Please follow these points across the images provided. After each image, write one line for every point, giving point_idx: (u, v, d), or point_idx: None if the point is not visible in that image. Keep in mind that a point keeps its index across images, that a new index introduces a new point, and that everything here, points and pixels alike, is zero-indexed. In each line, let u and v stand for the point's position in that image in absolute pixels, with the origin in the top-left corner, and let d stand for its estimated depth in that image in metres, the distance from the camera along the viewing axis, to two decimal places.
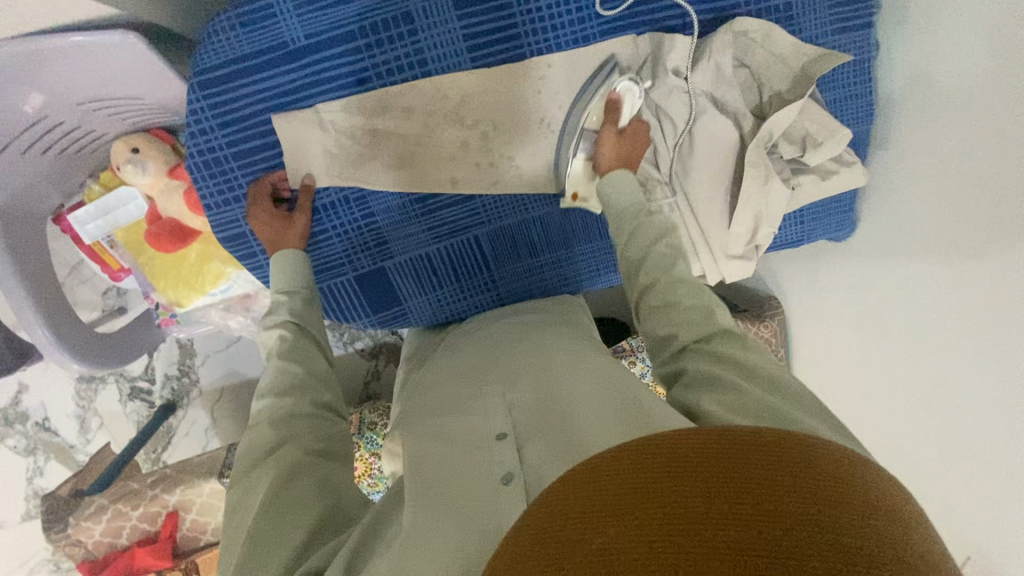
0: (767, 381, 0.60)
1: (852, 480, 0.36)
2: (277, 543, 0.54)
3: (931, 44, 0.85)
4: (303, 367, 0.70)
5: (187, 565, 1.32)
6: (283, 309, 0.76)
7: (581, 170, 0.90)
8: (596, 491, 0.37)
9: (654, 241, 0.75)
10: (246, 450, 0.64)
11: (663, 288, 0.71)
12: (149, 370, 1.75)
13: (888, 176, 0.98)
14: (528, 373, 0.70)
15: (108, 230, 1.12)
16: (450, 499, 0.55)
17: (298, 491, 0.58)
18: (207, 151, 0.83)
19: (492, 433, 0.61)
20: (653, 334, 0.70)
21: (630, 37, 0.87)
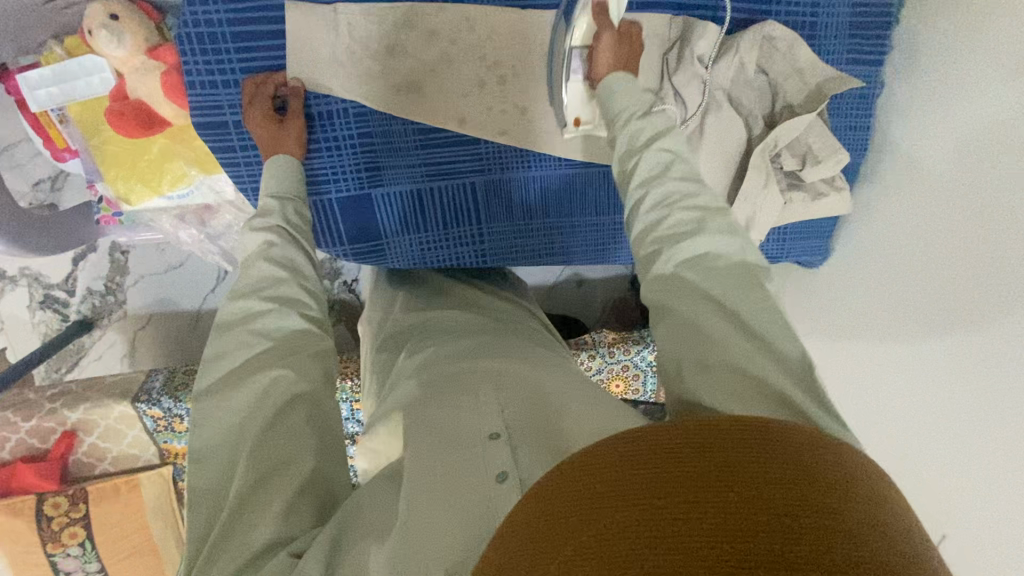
0: (757, 334, 0.55)
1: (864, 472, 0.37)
2: (261, 512, 0.53)
3: (933, 88, 0.90)
4: (288, 273, 0.67)
5: (74, 493, 1.18)
6: (274, 214, 0.71)
7: (578, 94, 0.82)
8: (623, 468, 0.35)
9: (646, 147, 0.68)
10: (218, 357, 0.61)
11: (654, 200, 0.64)
12: (70, 280, 1.58)
13: (869, 210, 1.02)
14: (518, 369, 0.68)
15: (60, 100, 1.00)
16: (442, 490, 0.53)
17: (281, 450, 0.57)
18: (202, 22, 0.75)
19: (483, 431, 0.58)
20: (642, 252, 0.64)
21: (663, 17, 0.88)
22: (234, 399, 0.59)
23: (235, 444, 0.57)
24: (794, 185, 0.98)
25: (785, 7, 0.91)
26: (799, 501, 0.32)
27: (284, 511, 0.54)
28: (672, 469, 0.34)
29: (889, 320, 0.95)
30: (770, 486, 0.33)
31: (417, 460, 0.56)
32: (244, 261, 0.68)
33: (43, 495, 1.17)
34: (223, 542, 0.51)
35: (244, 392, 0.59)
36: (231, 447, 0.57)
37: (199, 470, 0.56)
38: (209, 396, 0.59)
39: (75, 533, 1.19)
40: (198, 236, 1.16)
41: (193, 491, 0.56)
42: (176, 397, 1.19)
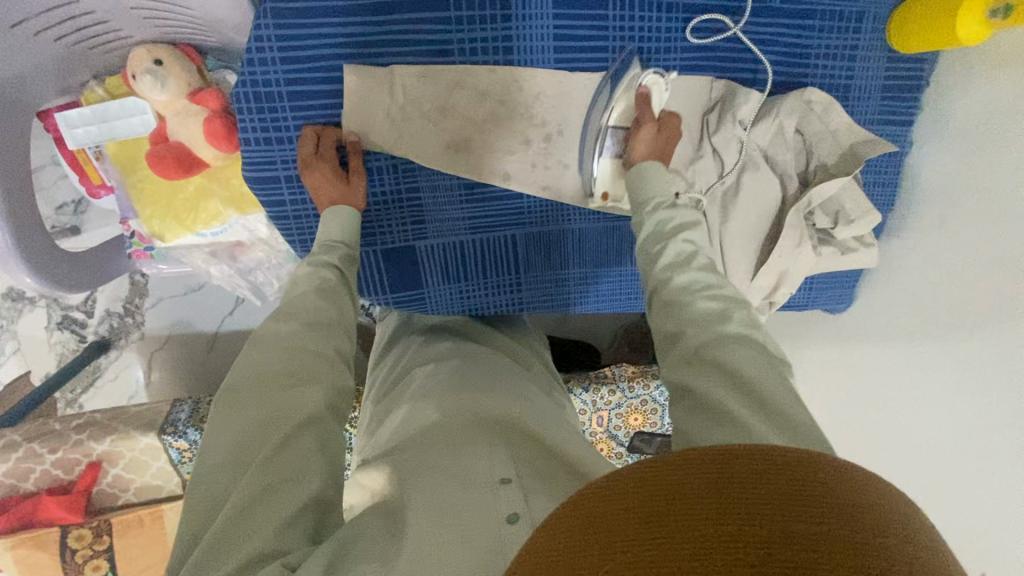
0: (779, 419, 0.54)
1: (905, 522, 0.36)
2: (261, 521, 0.54)
3: (961, 151, 0.91)
4: (336, 308, 0.70)
5: (98, 525, 1.19)
6: (332, 255, 0.74)
7: (609, 170, 0.86)
8: (647, 504, 0.35)
9: (673, 233, 0.70)
10: (252, 362, 0.63)
11: (677, 287, 0.65)
12: (89, 301, 1.59)
13: (895, 263, 1.05)
14: (530, 419, 0.72)
15: (99, 140, 1.00)
16: (455, 525, 0.56)
17: (294, 463, 0.57)
18: (261, 82, 0.76)
19: (494, 477, 0.62)
20: (661, 330, 0.65)
21: (706, 79, 0.89)
22: (261, 402, 0.60)
23: (243, 450, 0.58)
24: (825, 240, 1.00)
25: (822, 70, 0.93)
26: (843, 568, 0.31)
27: (281, 525, 0.54)
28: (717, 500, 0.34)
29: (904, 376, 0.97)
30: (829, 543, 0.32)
31: (431, 495, 0.60)
32: (291, 285, 0.71)
33: (69, 527, 1.17)
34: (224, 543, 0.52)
35: (262, 402, 0.60)
36: (243, 449, 0.58)
37: (212, 464, 0.57)
38: (238, 396, 0.61)
39: (98, 565, 1.19)
40: (228, 271, 1.16)
41: (193, 489, 0.56)
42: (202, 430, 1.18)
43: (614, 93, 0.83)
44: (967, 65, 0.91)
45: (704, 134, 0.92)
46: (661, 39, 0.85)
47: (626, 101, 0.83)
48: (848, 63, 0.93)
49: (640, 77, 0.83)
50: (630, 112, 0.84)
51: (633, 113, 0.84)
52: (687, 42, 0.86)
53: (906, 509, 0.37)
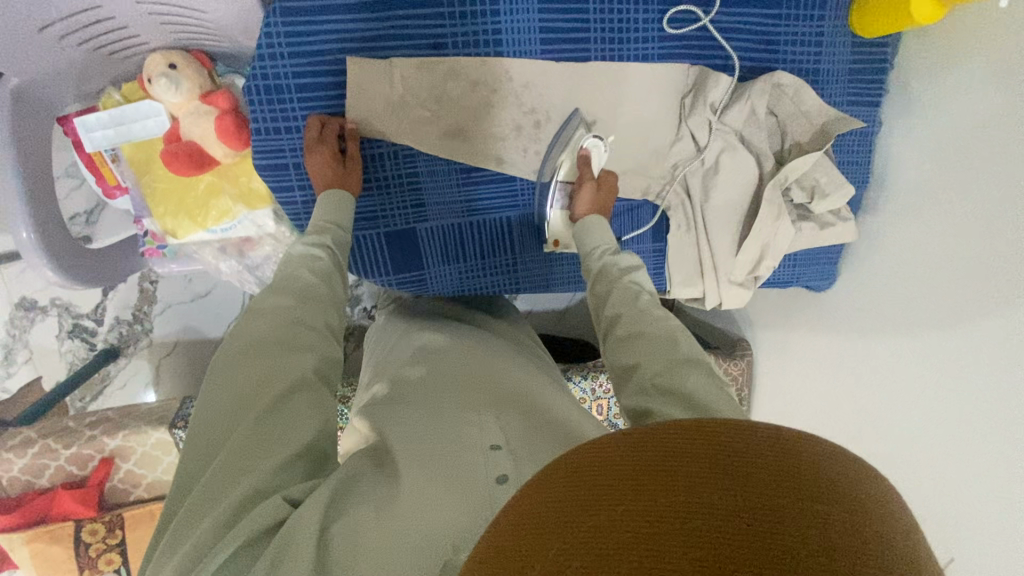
0: None
1: (849, 468, 0.40)
2: (258, 462, 0.56)
3: (927, 126, 0.98)
4: (326, 288, 0.74)
5: (111, 519, 1.21)
6: (326, 235, 0.79)
7: (559, 221, 0.96)
8: (619, 455, 0.40)
9: (619, 277, 0.77)
10: (250, 326, 0.67)
11: (627, 325, 0.70)
12: (99, 309, 1.63)
13: (872, 237, 1.10)
14: (516, 398, 0.75)
15: (116, 143, 1.06)
16: (446, 482, 0.59)
17: (292, 412, 0.61)
18: (271, 76, 0.83)
19: (484, 442, 0.64)
20: (617, 364, 0.68)
21: (682, 66, 0.96)
22: (260, 359, 0.64)
23: (242, 401, 0.61)
24: (803, 215, 1.05)
25: (791, 56, 1.00)
26: (781, 501, 0.36)
27: (276, 466, 0.57)
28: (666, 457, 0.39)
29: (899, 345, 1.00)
30: (760, 482, 0.37)
31: (420, 455, 0.63)
32: (285, 263, 0.75)
33: (83, 521, 1.19)
34: (226, 479, 0.54)
35: (267, 360, 0.64)
36: (243, 398, 0.61)
37: (212, 412, 0.60)
38: (239, 356, 0.64)
39: (111, 559, 1.20)
40: (237, 267, 1.21)
41: (193, 434, 0.59)
42: None
43: (558, 156, 0.92)
44: (926, 47, 0.98)
45: (683, 117, 0.99)
46: (639, 30, 0.92)
47: (570, 159, 0.92)
48: (815, 49, 1.00)
49: (581, 142, 0.91)
50: (574, 170, 0.93)
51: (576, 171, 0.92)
52: (664, 32, 0.93)
53: (852, 459, 0.41)
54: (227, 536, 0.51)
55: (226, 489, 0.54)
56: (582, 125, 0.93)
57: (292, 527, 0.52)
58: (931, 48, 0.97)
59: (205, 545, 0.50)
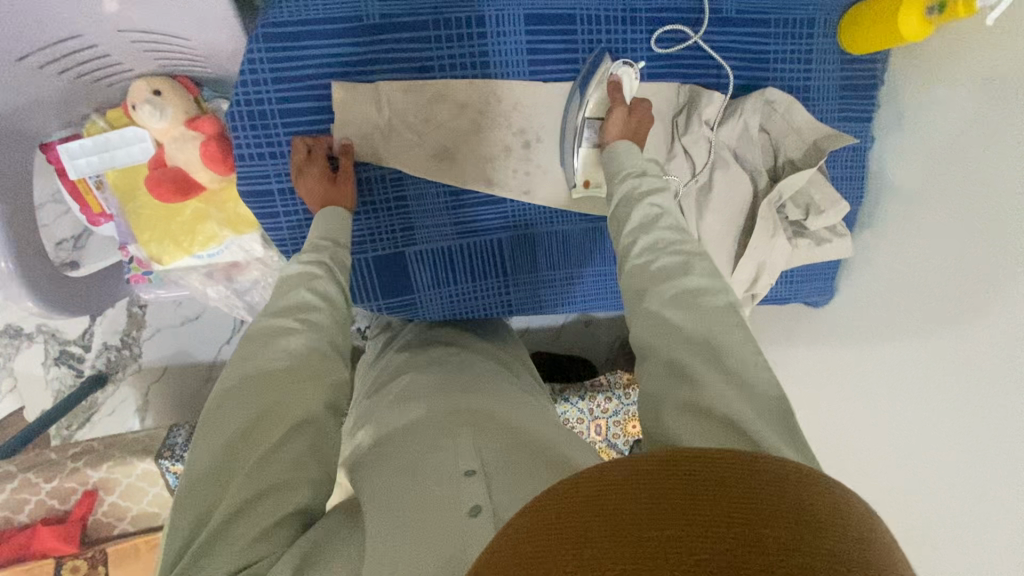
0: (729, 368, 0.58)
1: (818, 488, 0.39)
2: (241, 533, 0.56)
3: (920, 141, 0.97)
4: (327, 306, 0.72)
5: (93, 555, 1.17)
6: (324, 252, 0.76)
7: (588, 159, 0.91)
8: (585, 500, 0.38)
9: (638, 199, 0.73)
10: (236, 368, 0.65)
11: (644, 245, 0.68)
12: (87, 335, 1.61)
13: (869, 252, 1.09)
14: (497, 419, 0.73)
15: (99, 169, 1.04)
16: (419, 516, 0.58)
17: (278, 476, 0.60)
18: (254, 102, 0.82)
19: (459, 469, 0.63)
20: (631, 284, 0.67)
21: (672, 85, 0.96)
22: (244, 408, 0.62)
23: (226, 453, 0.59)
24: (799, 232, 1.04)
25: (781, 73, 0.99)
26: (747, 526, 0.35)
27: (255, 537, 0.57)
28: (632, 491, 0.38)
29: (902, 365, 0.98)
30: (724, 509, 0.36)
31: (395, 490, 0.63)
32: (281, 285, 0.72)
33: (62, 558, 1.15)
34: (203, 548, 0.54)
35: (250, 410, 0.62)
36: (225, 455, 0.59)
37: (195, 468, 0.59)
38: (228, 400, 0.63)
39: None
40: (225, 292, 1.18)
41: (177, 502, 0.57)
42: None
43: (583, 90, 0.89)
44: (916, 62, 0.97)
45: (675, 136, 0.98)
46: (628, 49, 0.92)
47: (600, 91, 0.89)
48: (805, 66, 1.00)
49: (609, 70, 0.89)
50: (605, 102, 0.89)
51: (608, 102, 0.89)
52: (652, 52, 0.93)
53: (822, 479, 0.40)
54: None
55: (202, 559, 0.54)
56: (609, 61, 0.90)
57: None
58: (921, 63, 0.96)
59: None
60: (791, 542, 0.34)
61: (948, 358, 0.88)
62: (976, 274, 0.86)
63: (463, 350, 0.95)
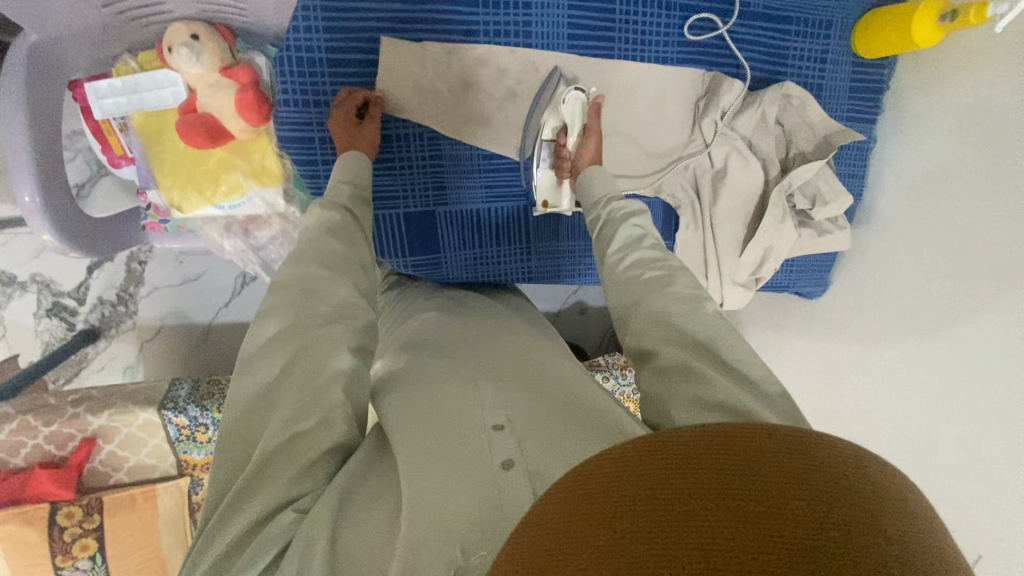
0: (733, 370, 0.62)
1: (847, 455, 0.39)
2: (284, 469, 0.56)
3: (920, 146, 1.04)
4: (346, 248, 0.70)
5: (89, 502, 1.15)
6: (342, 197, 0.75)
7: (547, 179, 0.96)
8: (618, 475, 0.38)
9: (625, 219, 0.78)
10: (271, 309, 0.64)
11: (632, 262, 0.74)
12: (82, 289, 1.57)
13: (864, 247, 1.16)
14: (521, 373, 0.74)
15: (126, 110, 1.04)
16: (454, 467, 0.59)
17: (318, 413, 0.60)
18: (304, 49, 0.83)
19: (487, 424, 0.63)
20: (620, 304, 0.72)
21: (698, 71, 1.01)
22: (280, 352, 0.61)
23: (264, 397, 0.59)
24: (804, 222, 1.10)
25: (798, 70, 1.05)
26: (790, 492, 0.35)
27: (299, 474, 0.57)
28: (681, 462, 0.37)
29: (899, 349, 1.04)
30: (768, 477, 0.36)
31: (425, 437, 0.62)
32: (305, 231, 0.71)
33: (57, 504, 1.14)
34: (247, 489, 0.54)
35: (284, 355, 0.61)
36: (264, 398, 0.59)
37: (236, 412, 0.58)
38: (267, 344, 0.62)
39: (86, 545, 1.15)
40: (241, 247, 1.19)
41: (221, 441, 0.57)
42: (203, 406, 1.18)
43: (541, 113, 0.93)
44: (920, 70, 1.04)
45: (696, 121, 1.04)
46: (661, 33, 0.97)
47: (555, 116, 0.92)
48: (820, 65, 1.06)
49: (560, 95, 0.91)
50: (560, 125, 0.93)
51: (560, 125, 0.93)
52: (683, 38, 0.98)
53: (838, 452, 0.39)
54: (243, 559, 0.51)
55: (247, 500, 0.54)
56: (563, 83, 0.93)
57: (311, 535, 0.53)
58: (924, 71, 1.04)
59: (230, 558, 0.52)
60: (831, 505, 0.35)
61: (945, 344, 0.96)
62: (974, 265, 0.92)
63: (473, 305, 0.96)
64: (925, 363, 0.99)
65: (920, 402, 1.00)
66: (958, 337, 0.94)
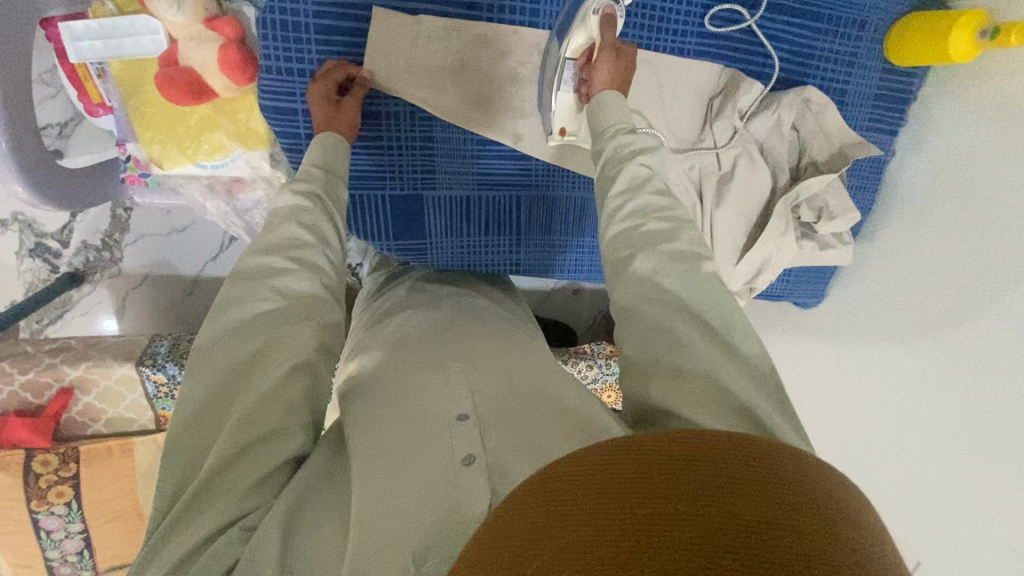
0: (714, 334, 0.60)
1: (804, 474, 0.37)
2: (236, 480, 0.54)
3: (939, 166, 0.98)
4: (314, 238, 0.67)
5: (66, 451, 1.16)
6: (316, 183, 0.71)
7: (567, 105, 0.82)
8: (564, 494, 0.36)
9: (629, 157, 0.70)
10: (230, 307, 0.61)
11: (633, 209, 0.67)
12: (65, 231, 1.53)
13: (866, 263, 1.11)
14: (492, 362, 0.71)
15: (103, 56, 0.97)
16: (412, 464, 0.58)
17: (269, 422, 0.57)
18: (289, 12, 0.78)
19: (451, 414, 0.62)
20: (614, 253, 0.66)
21: (715, 67, 0.95)
22: (237, 352, 0.59)
23: (213, 403, 0.57)
24: (806, 234, 1.05)
25: (822, 72, 0.98)
26: (737, 516, 0.33)
27: (250, 487, 0.55)
28: (629, 481, 0.35)
29: (888, 373, 1.03)
30: (718, 500, 0.34)
31: (388, 433, 0.62)
32: (269, 219, 0.68)
33: (34, 450, 1.15)
34: (192, 503, 0.53)
35: (235, 356, 0.59)
36: (213, 405, 0.57)
37: (186, 421, 0.57)
38: (224, 345, 0.59)
39: (62, 492, 1.16)
40: (224, 208, 1.14)
41: (169, 447, 0.56)
42: (181, 364, 1.17)
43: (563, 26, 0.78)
44: (951, 86, 0.97)
45: (707, 120, 0.98)
46: (680, 22, 0.92)
47: (586, 29, 0.77)
48: (846, 69, 0.99)
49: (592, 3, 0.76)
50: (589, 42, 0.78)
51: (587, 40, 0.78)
52: (703, 29, 0.92)
53: (777, 455, 0.38)
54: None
55: (193, 514, 0.53)
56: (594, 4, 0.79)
57: (257, 554, 0.52)
58: (955, 88, 0.97)
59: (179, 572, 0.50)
60: (780, 532, 0.33)
61: (940, 375, 0.94)
62: (981, 298, 0.89)
63: (449, 289, 0.91)
64: (916, 390, 0.98)
65: (904, 427, 1.00)
66: (954, 371, 0.92)
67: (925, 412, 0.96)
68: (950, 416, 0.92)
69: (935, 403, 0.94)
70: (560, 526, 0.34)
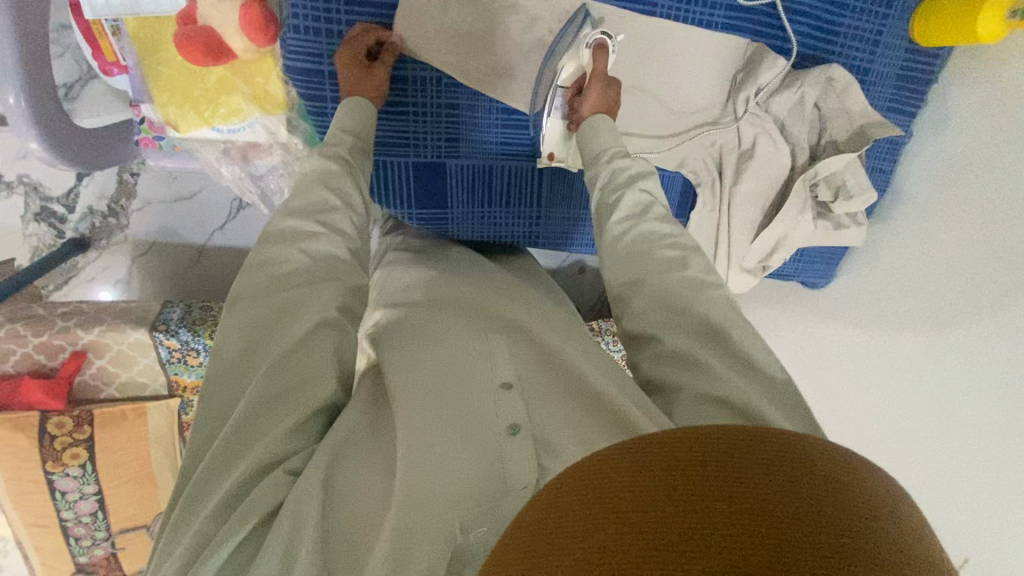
0: (740, 361, 0.60)
1: (865, 478, 0.38)
2: (273, 424, 0.55)
3: (956, 151, 0.99)
4: (342, 203, 0.67)
5: (80, 414, 1.17)
6: (343, 148, 0.71)
7: (556, 130, 0.90)
8: (632, 468, 0.37)
9: (628, 185, 0.73)
10: (265, 268, 0.62)
11: (640, 238, 0.68)
12: (71, 196, 1.51)
13: (878, 244, 1.13)
14: (530, 337, 0.74)
15: (119, 13, 0.94)
16: (460, 427, 0.60)
17: (306, 370, 0.58)
18: None
19: (495, 381, 0.65)
20: (615, 283, 0.68)
21: (742, 42, 0.95)
22: (269, 309, 0.59)
23: (249, 352, 0.58)
24: (822, 214, 1.06)
25: (847, 50, 0.98)
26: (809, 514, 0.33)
27: (287, 433, 0.56)
28: (701, 466, 0.36)
29: (896, 353, 1.05)
30: (788, 497, 0.34)
31: (434, 396, 0.63)
32: (300, 181, 0.68)
33: (48, 413, 1.15)
34: (235, 446, 0.54)
35: (268, 308, 0.60)
36: (248, 353, 0.58)
37: (221, 371, 0.58)
38: (258, 301, 0.60)
39: (77, 454, 1.17)
40: (239, 174, 1.13)
41: (206, 396, 0.57)
42: (194, 330, 1.18)
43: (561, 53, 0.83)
44: (975, 68, 0.97)
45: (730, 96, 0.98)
46: None
47: (575, 60, 0.82)
48: (871, 48, 0.99)
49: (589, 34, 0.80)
50: (579, 71, 0.83)
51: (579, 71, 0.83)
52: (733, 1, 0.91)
53: (839, 454, 0.39)
54: (232, 521, 0.50)
55: (237, 457, 0.54)
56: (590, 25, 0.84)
57: (299, 504, 0.52)
58: (978, 70, 0.97)
59: (222, 515, 0.51)
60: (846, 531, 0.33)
61: (950, 354, 0.96)
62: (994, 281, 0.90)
63: (472, 264, 0.92)
64: (922, 369, 1.00)
65: (909, 405, 1.02)
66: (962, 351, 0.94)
67: (931, 391, 0.98)
68: (957, 396, 0.94)
69: (942, 382, 0.97)
70: (631, 497, 0.35)
